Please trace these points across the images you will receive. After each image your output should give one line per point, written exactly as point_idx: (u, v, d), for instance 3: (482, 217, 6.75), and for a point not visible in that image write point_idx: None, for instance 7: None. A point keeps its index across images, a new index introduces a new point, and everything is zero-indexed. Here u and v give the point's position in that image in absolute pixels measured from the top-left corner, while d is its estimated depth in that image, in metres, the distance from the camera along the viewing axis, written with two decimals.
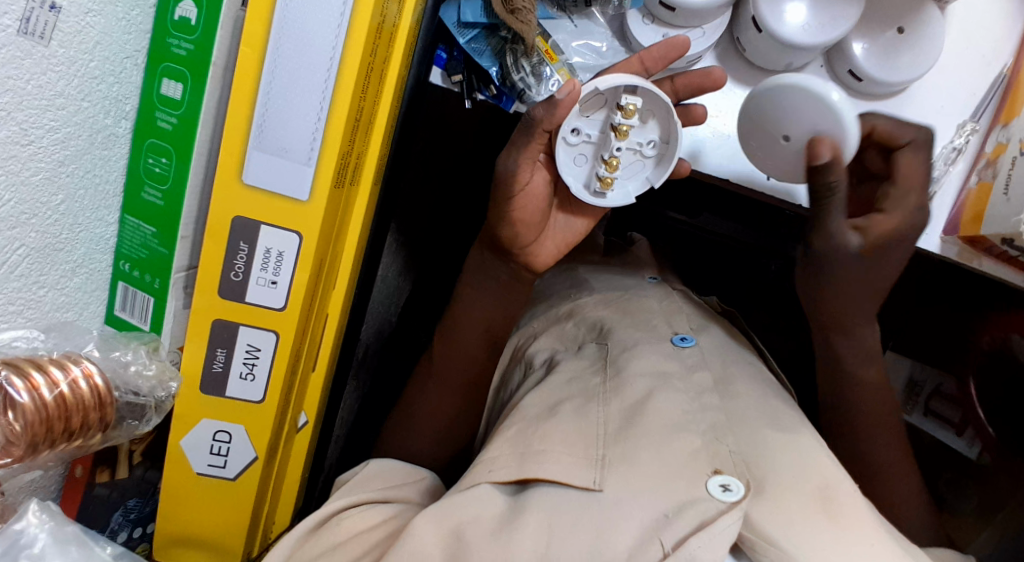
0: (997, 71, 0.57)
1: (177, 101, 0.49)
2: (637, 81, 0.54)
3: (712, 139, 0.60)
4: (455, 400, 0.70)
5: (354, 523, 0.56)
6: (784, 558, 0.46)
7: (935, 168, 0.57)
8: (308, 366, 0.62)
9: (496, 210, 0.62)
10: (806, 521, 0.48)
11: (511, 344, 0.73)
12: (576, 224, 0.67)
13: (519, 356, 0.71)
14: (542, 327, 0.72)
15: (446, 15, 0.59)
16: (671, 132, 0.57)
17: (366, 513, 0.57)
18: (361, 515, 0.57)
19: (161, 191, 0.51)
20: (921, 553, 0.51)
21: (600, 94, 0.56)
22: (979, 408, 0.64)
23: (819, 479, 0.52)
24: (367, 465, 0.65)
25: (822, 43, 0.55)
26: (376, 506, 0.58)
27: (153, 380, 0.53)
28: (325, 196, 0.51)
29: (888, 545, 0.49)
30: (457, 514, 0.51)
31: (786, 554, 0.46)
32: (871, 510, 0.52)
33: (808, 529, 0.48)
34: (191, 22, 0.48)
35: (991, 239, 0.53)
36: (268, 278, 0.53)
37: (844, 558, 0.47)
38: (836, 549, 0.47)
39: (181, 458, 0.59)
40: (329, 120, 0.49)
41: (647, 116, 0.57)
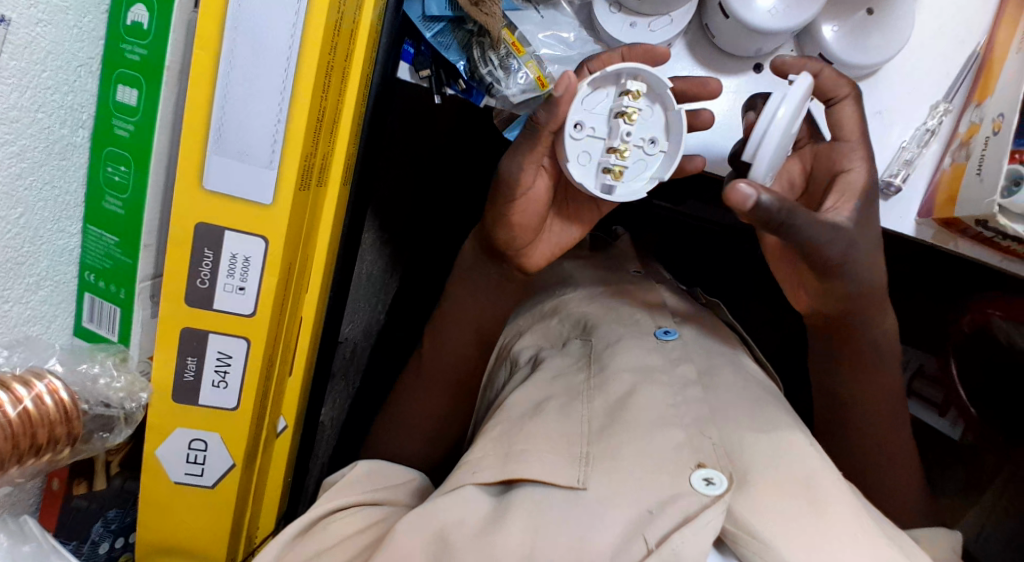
0: (972, 49, 0.56)
1: (133, 107, 0.49)
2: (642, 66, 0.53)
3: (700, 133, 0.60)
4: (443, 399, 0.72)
5: (342, 526, 0.56)
6: (766, 550, 0.46)
7: (907, 151, 0.57)
8: (284, 370, 0.61)
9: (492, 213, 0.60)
10: (789, 511, 0.48)
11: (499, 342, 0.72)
12: (571, 230, 0.65)
13: (505, 355, 0.70)
14: (528, 324, 0.71)
15: (410, 10, 0.57)
16: (678, 124, 0.55)
17: (355, 518, 0.56)
18: (352, 519, 0.56)
19: (121, 201, 0.50)
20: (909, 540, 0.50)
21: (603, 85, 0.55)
22: (962, 389, 0.71)
23: (803, 469, 0.51)
24: (357, 465, 0.62)
25: (791, 26, 0.54)
26: (366, 510, 0.57)
27: (122, 392, 0.53)
28: (289, 199, 0.50)
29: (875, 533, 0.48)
30: (442, 517, 0.50)
31: (768, 546, 0.46)
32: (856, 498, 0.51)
33: (790, 520, 0.47)
34: (144, 27, 0.47)
35: (965, 222, 0.53)
36: (236, 284, 0.52)
37: (829, 547, 0.46)
38: (820, 539, 0.46)
39: (158, 467, 0.58)
40: (289, 121, 0.48)
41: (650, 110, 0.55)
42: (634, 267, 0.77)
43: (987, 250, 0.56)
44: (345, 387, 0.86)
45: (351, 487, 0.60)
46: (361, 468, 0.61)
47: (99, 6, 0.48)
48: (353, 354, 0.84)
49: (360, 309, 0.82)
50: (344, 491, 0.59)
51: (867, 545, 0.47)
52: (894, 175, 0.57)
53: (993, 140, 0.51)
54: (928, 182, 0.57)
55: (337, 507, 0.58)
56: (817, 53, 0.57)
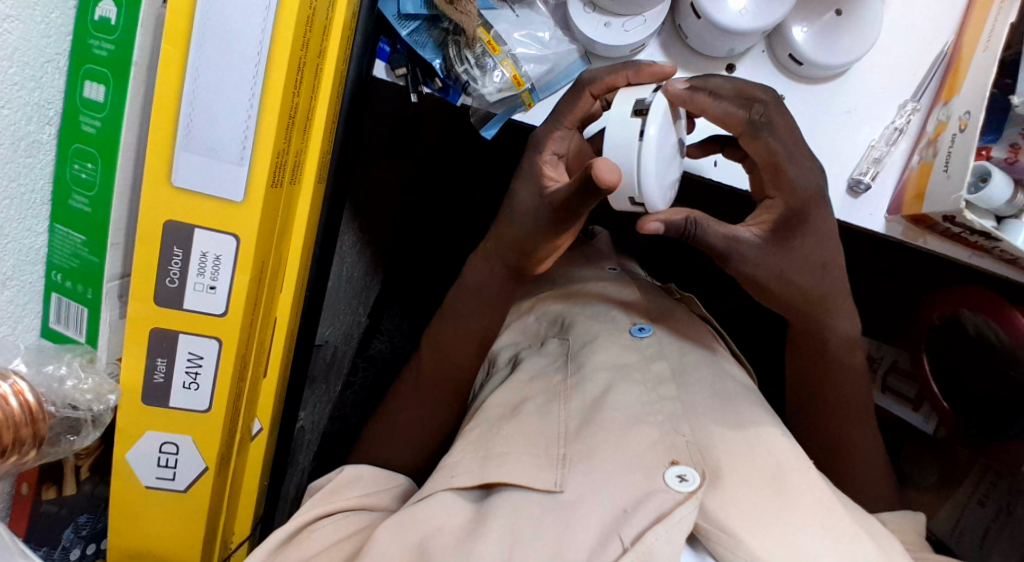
0: (939, 49, 0.57)
1: (100, 104, 0.48)
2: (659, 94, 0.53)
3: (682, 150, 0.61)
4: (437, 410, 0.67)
5: (325, 535, 0.54)
6: (738, 546, 0.46)
7: (875, 150, 0.58)
8: (259, 372, 0.60)
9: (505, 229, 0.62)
10: (760, 507, 0.48)
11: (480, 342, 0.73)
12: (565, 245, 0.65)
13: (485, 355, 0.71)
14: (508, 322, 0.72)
15: (384, 7, 0.58)
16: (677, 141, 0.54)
17: (343, 524, 0.55)
18: (340, 525, 0.55)
19: (88, 198, 0.50)
20: (879, 530, 0.51)
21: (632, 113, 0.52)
22: (933, 384, 0.71)
23: (774, 464, 0.51)
24: (343, 470, 0.60)
25: (762, 27, 0.54)
26: (352, 517, 0.56)
27: (90, 394, 0.52)
28: (261, 196, 0.50)
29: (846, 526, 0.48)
30: (422, 526, 0.50)
31: (740, 542, 0.46)
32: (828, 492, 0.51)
33: (760, 516, 0.47)
34: (111, 22, 0.47)
35: (933, 218, 0.53)
36: (206, 283, 0.52)
37: (798, 542, 0.46)
38: (791, 534, 0.47)
39: (127, 473, 0.57)
40: (259, 118, 0.48)
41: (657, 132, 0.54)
42: (610, 265, 0.77)
43: (956, 245, 0.57)
44: (325, 390, 0.85)
45: (337, 493, 0.58)
46: (347, 473, 0.60)
47: (66, 1, 0.47)
48: (333, 357, 0.84)
49: (340, 311, 0.81)
50: (332, 496, 0.58)
51: (837, 538, 0.47)
52: (863, 173, 0.57)
53: (959, 137, 0.51)
54: (896, 180, 0.58)
55: (324, 513, 0.56)
56: (788, 53, 0.57)
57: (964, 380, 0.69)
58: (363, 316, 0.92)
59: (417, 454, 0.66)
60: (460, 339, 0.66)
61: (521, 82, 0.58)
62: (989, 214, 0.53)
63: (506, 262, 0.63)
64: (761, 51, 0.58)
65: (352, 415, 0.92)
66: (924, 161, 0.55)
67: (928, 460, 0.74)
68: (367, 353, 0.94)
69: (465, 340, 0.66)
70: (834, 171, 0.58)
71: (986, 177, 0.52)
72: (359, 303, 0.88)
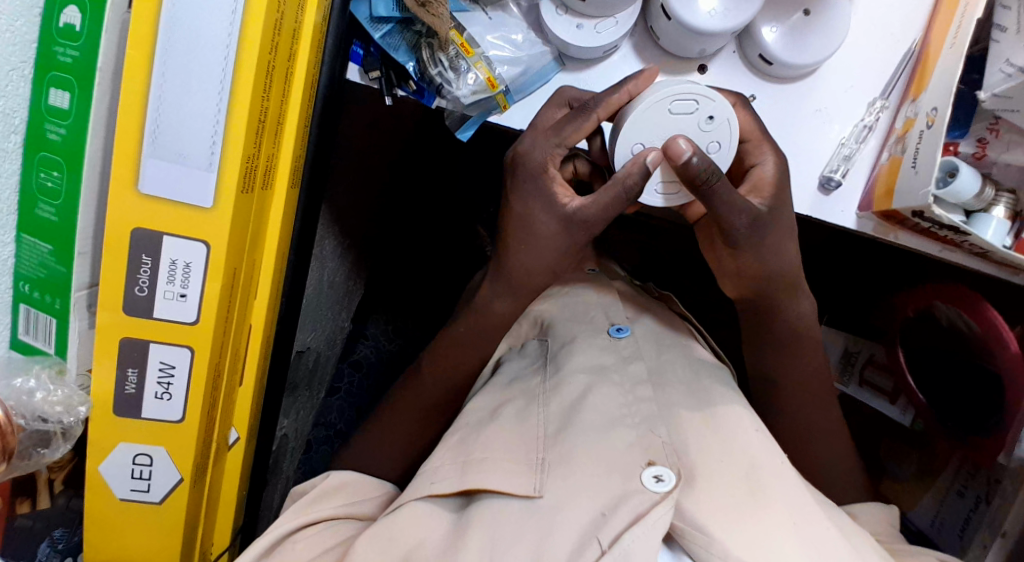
0: (907, 47, 0.58)
1: (65, 111, 0.47)
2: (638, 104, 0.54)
3: None
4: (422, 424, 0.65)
5: (308, 545, 0.53)
6: (712, 545, 0.46)
7: (846, 148, 0.58)
8: (234, 381, 0.59)
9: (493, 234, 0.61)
10: (733, 507, 0.48)
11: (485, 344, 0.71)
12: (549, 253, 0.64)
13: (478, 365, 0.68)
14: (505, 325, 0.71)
15: (356, 10, 0.57)
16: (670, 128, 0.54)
17: (322, 535, 0.54)
18: (320, 535, 0.54)
19: (54, 207, 0.49)
20: (852, 525, 0.51)
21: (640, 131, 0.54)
22: (909, 378, 0.72)
23: (748, 461, 0.51)
24: (329, 476, 0.60)
25: (731, 27, 0.54)
26: (335, 527, 0.55)
27: (59, 406, 0.52)
28: (230, 202, 0.49)
29: (820, 522, 0.48)
30: (401, 538, 0.50)
31: (715, 541, 0.46)
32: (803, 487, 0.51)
33: (733, 515, 0.47)
34: (76, 29, 0.46)
35: (902, 213, 0.54)
36: (177, 291, 0.51)
37: (772, 540, 0.46)
38: (766, 532, 0.47)
39: (101, 483, 0.56)
40: (228, 123, 0.47)
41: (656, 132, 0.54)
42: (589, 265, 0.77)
43: (926, 240, 0.57)
44: (309, 398, 0.84)
45: (320, 501, 0.58)
46: (333, 479, 0.59)
47: (32, 8, 0.46)
48: (316, 364, 0.83)
49: (322, 316, 0.80)
50: (318, 504, 0.57)
51: (812, 536, 0.47)
52: (836, 171, 0.58)
53: (927, 134, 0.51)
54: (868, 177, 0.58)
55: (306, 523, 0.55)
56: (758, 53, 0.57)
57: (938, 375, 0.69)
58: (346, 321, 0.92)
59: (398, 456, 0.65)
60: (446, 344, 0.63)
61: (495, 83, 0.58)
62: (959, 209, 0.54)
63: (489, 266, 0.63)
64: (733, 51, 0.59)
65: (338, 422, 0.91)
66: (896, 155, 0.55)
67: (908, 453, 0.75)
68: (353, 358, 0.94)
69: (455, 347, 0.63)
70: (803, 170, 0.59)
71: (953, 172, 0.52)
72: (342, 309, 0.88)
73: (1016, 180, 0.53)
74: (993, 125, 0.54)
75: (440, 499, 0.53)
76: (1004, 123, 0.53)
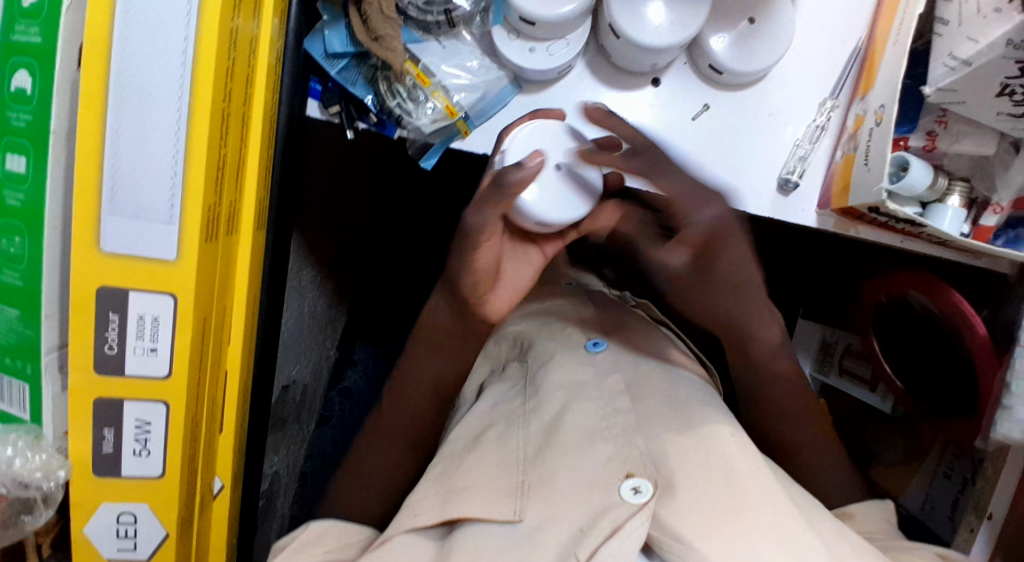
0: (852, 47, 0.59)
1: (22, 175, 0.48)
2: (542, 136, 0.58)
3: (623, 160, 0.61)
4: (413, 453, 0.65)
5: None
6: (689, 553, 0.46)
7: (801, 148, 0.59)
8: (214, 429, 0.59)
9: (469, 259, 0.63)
10: (709, 514, 0.48)
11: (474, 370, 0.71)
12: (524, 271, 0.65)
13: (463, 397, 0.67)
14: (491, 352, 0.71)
15: (310, 48, 0.57)
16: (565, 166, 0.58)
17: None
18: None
19: (18, 272, 0.49)
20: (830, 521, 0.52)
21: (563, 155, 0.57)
22: (885, 363, 0.72)
23: (724, 466, 0.52)
24: (310, 526, 0.58)
25: (679, 42, 0.55)
26: None
27: (39, 471, 0.52)
28: (194, 253, 0.49)
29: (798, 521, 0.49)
30: None
31: (693, 549, 0.46)
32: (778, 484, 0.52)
33: (711, 522, 0.48)
34: (27, 93, 0.47)
35: (859, 209, 0.55)
36: (147, 345, 0.50)
37: (750, 543, 0.47)
38: (744, 537, 0.47)
39: (86, 545, 0.55)
40: (185, 174, 0.47)
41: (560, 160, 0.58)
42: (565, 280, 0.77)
43: (886, 232, 0.58)
44: (297, 432, 0.84)
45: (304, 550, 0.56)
46: (314, 528, 0.58)
47: None
48: (303, 397, 0.83)
49: (305, 349, 0.80)
50: (300, 553, 0.55)
51: (792, 537, 0.47)
52: (790, 172, 0.59)
53: (875, 130, 0.52)
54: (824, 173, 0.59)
55: None
56: (708, 64, 0.58)
57: (915, 359, 0.70)
58: (330, 351, 0.92)
59: None
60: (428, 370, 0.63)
61: (454, 112, 0.58)
62: (914, 201, 0.56)
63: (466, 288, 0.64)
64: (684, 63, 0.60)
65: (328, 452, 0.89)
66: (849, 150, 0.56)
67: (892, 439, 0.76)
68: (341, 386, 0.93)
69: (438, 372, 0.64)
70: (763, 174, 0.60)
71: (905, 166, 0.53)
72: (325, 337, 0.87)
73: (969, 169, 0.55)
74: (941, 117, 0.55)
75: (424, 529, 0.53)
76: (952, 114, 0.54)
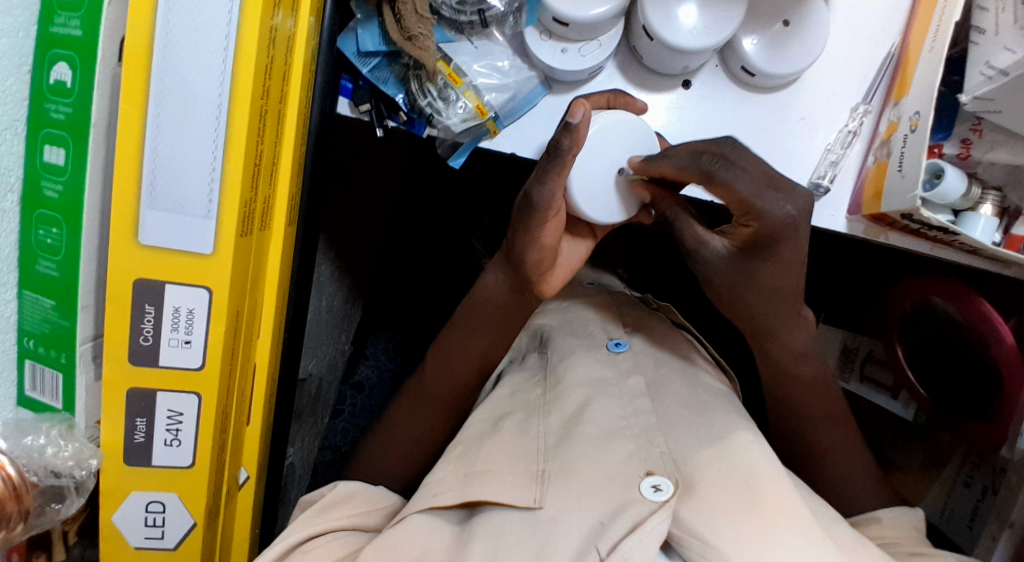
0: (884, 54, 0.59)
1: (61, 167, 0.48)
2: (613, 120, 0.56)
3: None
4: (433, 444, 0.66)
5: (322, 552, 0.53)
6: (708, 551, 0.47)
7: (833, 153, 0.59)
8: (241, 420, 0.59)
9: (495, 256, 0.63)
10: (730, 514, 0.48)
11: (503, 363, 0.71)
12: (578, 248, 0.64)
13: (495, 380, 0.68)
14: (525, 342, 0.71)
15: (343, 46, 0.57)
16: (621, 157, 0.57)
17: (334, 544, 0.54)
18: (330, 545, 0.54)
19: (55, 263, 0.49)
20: (844, 524, 0.52)
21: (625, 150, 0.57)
22: (908, 370, 0.72)
23: (744, 468, 0.52)
24: (337, 486, 0.60)
25: (711, 44, 0.55)
26: (346, 537, 0.55)
27: (71, 460, 0.52)
28: (230, 248, 0.49)
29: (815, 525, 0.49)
30: (403, 548, 0.50)
31: (711, 547, 0.47)
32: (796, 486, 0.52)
33: (730, 522, 0.48)
34: (67, 85, 0.47)
35: (892, 216, 0.55)
36: (181, 338, 0.51)
37: (770, 546, 0.47)
38: (764, 539, 0.47)
39: (115, 535, 0.56)
40: (224, 170, 0.48)
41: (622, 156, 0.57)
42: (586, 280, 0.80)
43: (916, 239, 0.58)
44: (313, 423, 0.84)
45: (330, 511, 0.58)
46: (341, 489, 0.59)
47: (21, 66, 0.47)
48: (319, 390, 0.83)
49: (323, 342, 0.80)
50: (328, 512, 0.57)
51: (811, 540, 0.47)
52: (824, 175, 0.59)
53: (910, 137, 0.52)
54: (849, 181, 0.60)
55: (320, 531, 0.55)
56: (741, 65, 0.58)
57: (934, 367, 0.70)
58: (346, 344, 0.92)
59: (408, 472, 0.65)
60: (453, 359, 0.64)
61: (484, 111, 0.59)
62: (946, 208, 0.56)
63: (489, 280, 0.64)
64: (715, 65, 0.60)
65: (344, 444, 0.90)
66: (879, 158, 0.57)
67: (911, 445, 0.76)
68: (354, 380, 0.93)
69: (458, 359, 0.64)
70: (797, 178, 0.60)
71: (940, 174, 0.54)
72: (341, 331, 0.88)
73: (1002, 177, 0.56)
74: (976, 126, 0.55)
75: (443, 510, 0.54)
76: (987, 123, 0.54)
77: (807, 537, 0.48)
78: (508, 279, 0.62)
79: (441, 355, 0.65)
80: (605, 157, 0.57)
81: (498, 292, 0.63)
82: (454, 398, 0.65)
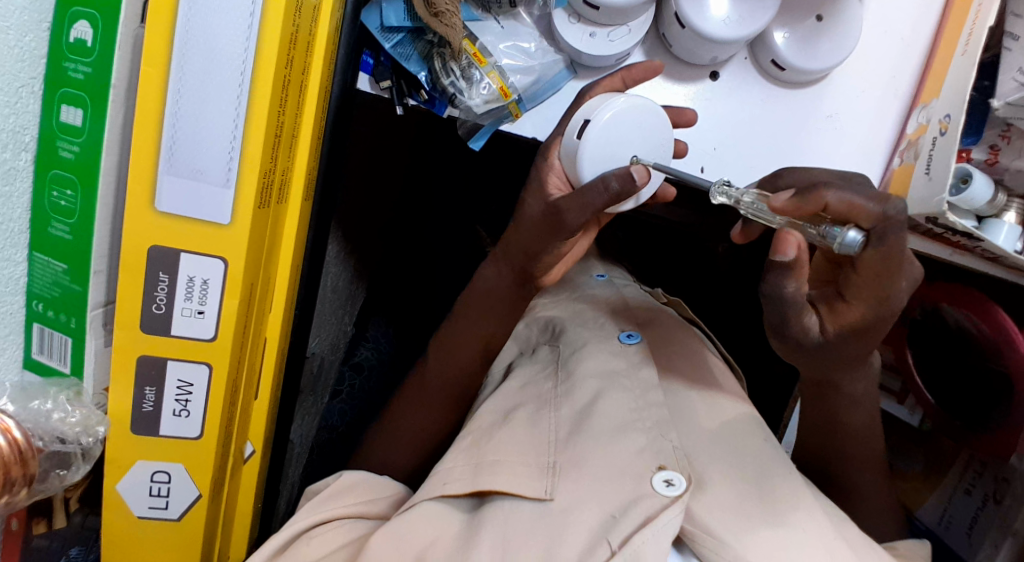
0: (912, 61, 0.59)
1: (77, 128, 0.46)
2: (638, 102, 0.54)
3: (715, 156, 0.59)
4: (442, 425, 0.66)
5: (324, 543, 0.54)
6: (722, 551, 0.46)
7: (926, 172, 0.54)
8: (250, 393, 0.59)
9: (504, 254, 0.61)
10: (742, 513, 0.48)
11: (504, 361, 0.69)
12: (581, 242, 0.64)
13: (507, 372, 0.67)
14: (534, 335, 0.70)
15: (367, 20, 0.56)
16: (637, 146, 0.55)
17: (337, 533, 0.55)
18: (333, 534, 0.54)
19: (69, 226, 0.48)
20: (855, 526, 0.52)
21: (644, 140, 0.55)
22: (917, 377, 0.73)
23: (754, 468, 0.52)
24: (341, 477, 0.60)
25: (744, 35, 0.54)
26: (349, 525, 0.55)
27: (78, 427, 0.51)
28: (249, 218, 0.49)
29: (826, 526, 0.49)
30: (413, 539, 0.50)
31: (725, 547, 0.46)
32: (807, 488, 0.52)
33: (742, 521, 0.48)
34: (87, 44, 0.45)
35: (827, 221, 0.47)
36: (194, 308, 0.51)
37: (782, 545, 0.46)
38: (776, 539, 0.47)
39: (119, 504, 0.55)
40: (245, 140, 0.47)
41: (638, 144, 0.55)
42: (596, 272, 0.80)
43: (937, 244, 0.59)
44: (314, 402, 0.83)
45: (337, 497, 0.58)
46: (345, 478, 0.59)
47: (40, 23, 0.46)
48: (321, 368, 0.82)
49: (328, 320, 0.79)
50: (331, 501, 0.57)
51: (823, 540, 0.47)
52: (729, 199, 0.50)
53: (940, 140, 0.53)
54: (668, 172, 0.51)
55: (322, 520, 0.56)
56: (771, 59, 0.57)
57: (942, 371, 0.71)
58: (348, 325, 0.91)
59: (416, 457, 0.66)
60: (463, 344, 0.63)
61: (508, 93, 0.57)
62: (970, 214, 0.57)
63: (513, 267, 0.60)
64: (744, 57, 0.59)
65: (342, 424, 0.90)
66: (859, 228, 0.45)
67: (915, 451, 0.76)
68: (354, 361, 0.93)
69: (469, 347, 0.63)
70: None
71: (968, 179, 0.55)
72: (345, 312, 0.87)
73: None
74: (1005, 133, 0.57)
75: (451, 499, 0.54)
76: (1016, 130, 0.56)
77: (818, 537, 0.47)
78: (515, 274, 0.60)
79: (450, 342, 0.64)
80: (621, 142, 0.54)
81: (497, 283, 0.61)
82: (458, 385, 0.65)
